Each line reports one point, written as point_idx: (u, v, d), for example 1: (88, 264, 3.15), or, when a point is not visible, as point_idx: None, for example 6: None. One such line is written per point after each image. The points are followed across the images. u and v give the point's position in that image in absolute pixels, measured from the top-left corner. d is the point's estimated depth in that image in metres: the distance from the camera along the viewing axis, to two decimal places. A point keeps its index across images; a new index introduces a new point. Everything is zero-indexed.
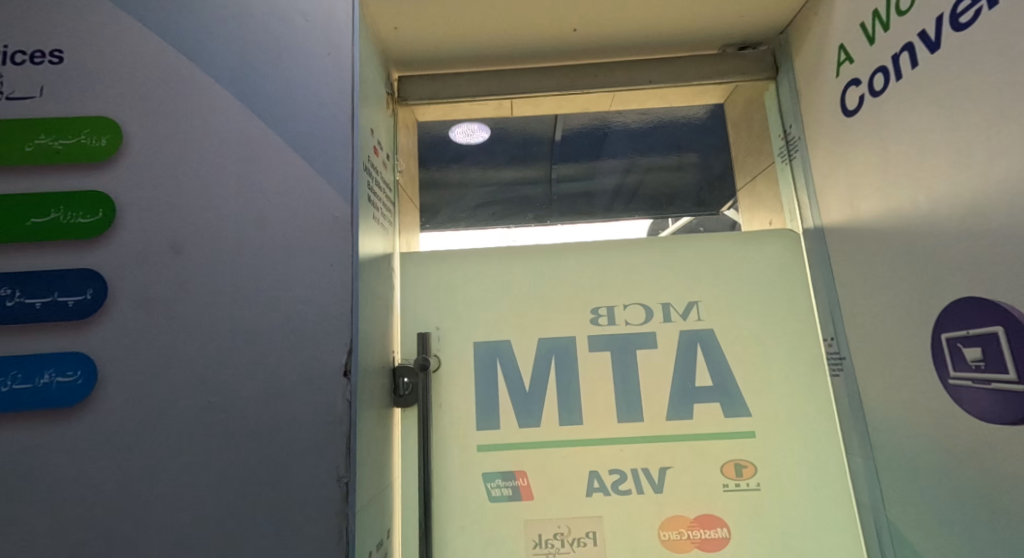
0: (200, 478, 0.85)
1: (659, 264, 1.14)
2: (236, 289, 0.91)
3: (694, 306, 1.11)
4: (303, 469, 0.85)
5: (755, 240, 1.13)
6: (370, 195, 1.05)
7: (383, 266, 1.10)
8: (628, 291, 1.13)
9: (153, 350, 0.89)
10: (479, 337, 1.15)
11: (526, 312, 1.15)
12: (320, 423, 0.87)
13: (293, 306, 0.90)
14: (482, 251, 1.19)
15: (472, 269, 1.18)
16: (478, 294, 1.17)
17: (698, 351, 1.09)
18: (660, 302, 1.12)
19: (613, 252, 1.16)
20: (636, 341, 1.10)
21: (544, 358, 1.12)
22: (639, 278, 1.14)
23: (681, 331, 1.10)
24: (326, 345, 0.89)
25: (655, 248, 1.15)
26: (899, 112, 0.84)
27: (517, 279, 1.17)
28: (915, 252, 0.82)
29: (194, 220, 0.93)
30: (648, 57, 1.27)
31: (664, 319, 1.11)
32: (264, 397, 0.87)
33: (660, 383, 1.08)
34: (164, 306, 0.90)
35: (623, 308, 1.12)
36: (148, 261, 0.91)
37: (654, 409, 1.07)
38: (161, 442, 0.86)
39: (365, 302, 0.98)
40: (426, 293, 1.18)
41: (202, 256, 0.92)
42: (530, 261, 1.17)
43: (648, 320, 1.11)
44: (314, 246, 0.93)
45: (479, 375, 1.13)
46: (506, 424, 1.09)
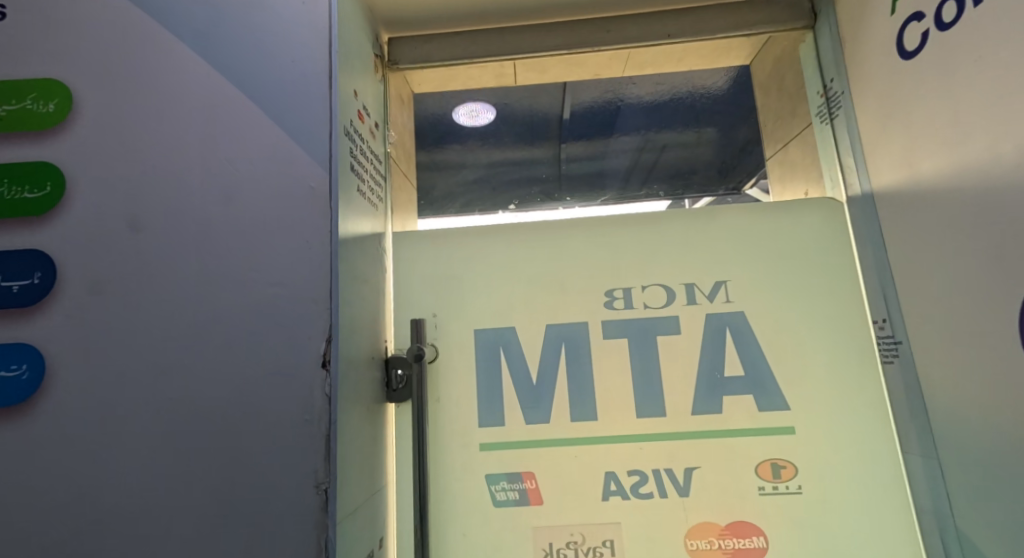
0: (161, 487, 0.74)
1: (682, 240, 1.01)
2: (198, 270, 0.79)
3: (721, 286, 0.98)
4: (277, 475, 0.74)
5: (791, 210, 0.99)
6: (355, 165, 0.93)
7: (372, 246, 0.99)
8: (647, 271, 1.01)
9: (108, 341, 0.78)
10: (482, 324, 1.03)
11: (533, 296, 1.03)
12: (295, 421, 0.75)
13: (265, 288, 0.79)
14: (485, 230, 1.07)
15: (472, 250, 1.07)
16: (480, 275, 1.06)
17: (727, 337, 0.96)
18: (683, 283, 0.99)
19: (630, 226, 1.03)
20: (656, 326, 0.98)
21: (552, 346, 1.00)
22: (659, 256, 1.01)
23: (707, 315, 0.97)
24: (301, 333, 0.78)
25: (677, 222, 1.02)
26: (977, 46, 0.70)
27: (521, 258, 1.05)
28: (997, 213, 0.69)
29: (150, 193, 0.81)
30: (665, 9, 1.14)
31: (688, 301, 0.98)
32: (233, 393, 0.76)
33: (684, 373, 0.95)
34: (121, 292, 0.79)
35: (642, 290, 1.00)
36: (102, 241, 0.80)
37: (677, 402, 0.95)
38: (116, 445, 0.75)
39: (350, 284, 0.86)
40: (420, 276, 1.07)
41: (160, 233, 0.81)
42: (536, 239, 1.05)
43: (670, 303, 0.98)
44: (287, 220, 0.81)
45: (481, 366, 1.01)
46: (512, 420, 0.98)
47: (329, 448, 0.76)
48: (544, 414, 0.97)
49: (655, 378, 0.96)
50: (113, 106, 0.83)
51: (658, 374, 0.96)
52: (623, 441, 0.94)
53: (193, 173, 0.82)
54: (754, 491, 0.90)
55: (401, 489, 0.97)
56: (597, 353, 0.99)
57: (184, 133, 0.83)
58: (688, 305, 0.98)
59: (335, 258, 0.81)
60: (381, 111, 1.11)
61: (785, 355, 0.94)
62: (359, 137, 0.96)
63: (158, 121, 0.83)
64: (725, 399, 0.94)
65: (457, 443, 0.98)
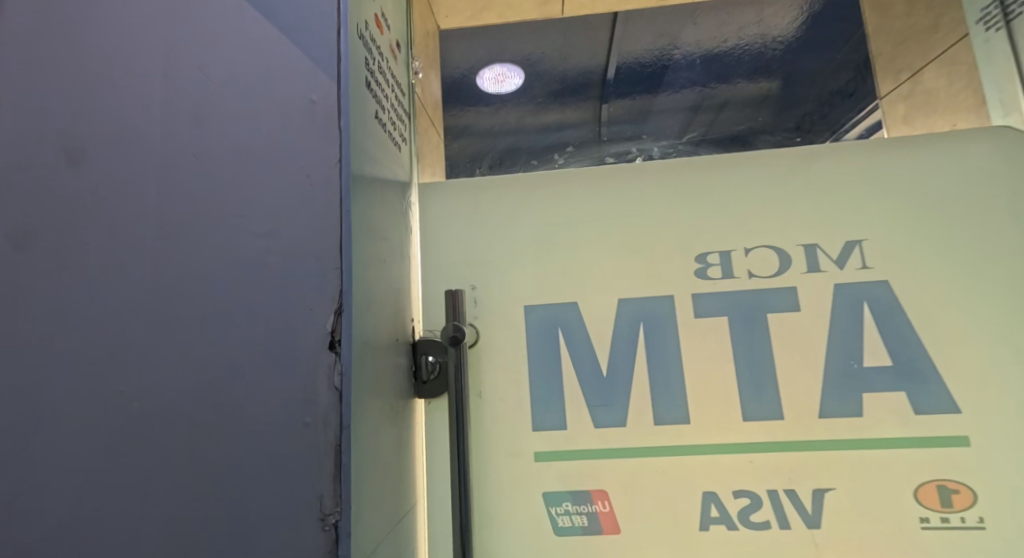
0: (109, 518, 0.53)
1: (798, 185, 0.77)
2: (159, 214, 0.57)
3: (856, 248, 0.74)
4: (269, 504, 0.52)
5: (952, 145, 0.75)
6: (371, 82, 0.70)
7: (395, 195, 0.76)
8: (750, 228, 0.77)
9: (40, 313, 0.56)
10: (532, 299, 0.81)
11: (599, 260, 0.80)
12: (292, 424, 0.53)
13: (252, 239, 0.57)
14: (535, 178, 0.85)
15: (518, 206, 0.85)
16: (528, 236, 0.83)
17: (865, 314, 0.72)
18: (801, 245, 0.75)
19: (726, 170, 0.79)
20: (767, 301, 0.75)
21: (627, 325, 0.78)
22: (763, 207, 0.77)
23: (835, 286, 0.73)
24: (302, 300, 0.55)
25: (790, 162, 0.77)
26: None
27: (583, 212, 0.82)
28: None
29: (97, 113, 0.59)
30: None
31: (809, 268, 0.74)
32: (208, 386, 0.54)
33: (808, 362, 0.72)
34: (57, 246, 0.57)
35: (745, 254, 0.76)
36: (35, 178, 0.59)
37: (797, 402, 0.72)
38: (47, 453, 0.54)
39: (367, 238, 0.64)
40: (454, 239, 0.85)
41: (106, 164, 0.58)
42: (601, 190, 0.82)
43: (784, 272, 0.75)
44: (279, 145, 0.58)
45: (534, 351, 0.79)
46: (577, 423, 0.76)
47: (339, 463, 0.52)
48: (619, 413, 0.75)
49: (764, 368, 0.73)
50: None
51: (769, 362, 0.73)
52: (722, 450, 0.72)
53: (151, 83, 0.60)
54: (914, 523, 0.67)
55: (435, 506, 0.77)
56: (687, 335, 0.76)
57: (142, 31, 0.60)
58: (807, 273, 0.74)
59: (346, 196, 0.58)
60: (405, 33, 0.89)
61: (944, 338, 0.71)
62: (376, 48, 0.73)
63: (108, 15, 0.61)
64: (859, 395, 0.71)
65: (504, 450, 0.76)
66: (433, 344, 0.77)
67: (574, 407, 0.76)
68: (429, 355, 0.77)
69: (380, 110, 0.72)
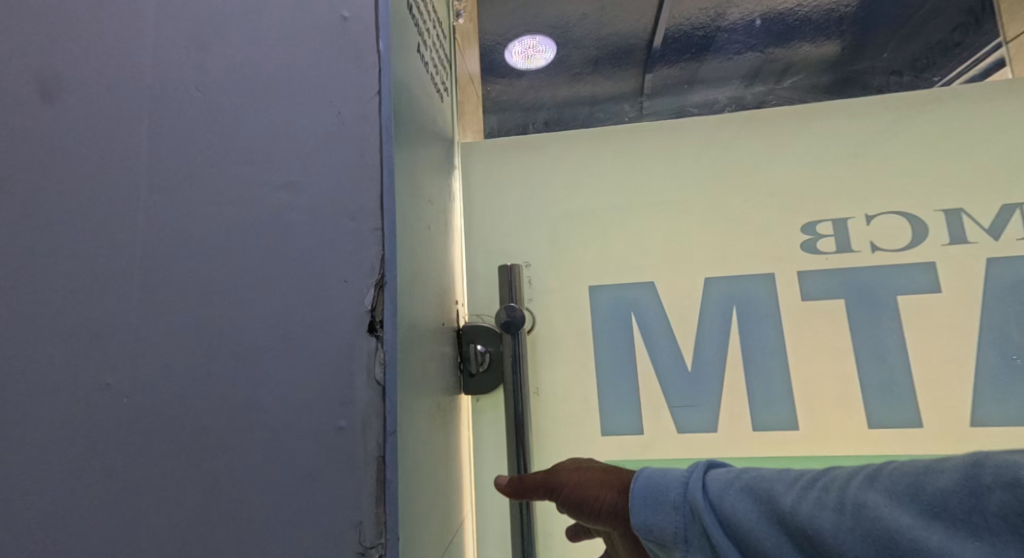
0: (93, 550, 0.41)
1: (941, 150, 0.77)
2: (154, 161, 0.45)
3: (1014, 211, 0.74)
4: (296, 535, 0.40)
5: None
6: (412, 7, 0.57)
7: (438, 152, 0.64)
8: (869, 200, 0.77)
9: (12, 286, 0.45)
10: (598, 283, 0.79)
11: (670, 245, 0.79)
12: (322, 428, 0.41)
13: (272, 192, 0.45)
14: (601, 158, 0.83)
15: (576, 181, 0.83)
16: (589, 218, 0.81)
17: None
18: (940, 211, 0.75)
19: (841, 138, 0.79)
20: (909, 274, 0.74)
21: (721, 308, 0.76)
22: (866, 184, 0.77)
23: (987, 258, 0.73)
24: (334, 268, 0.43)
25: (940, 129, 0.77)
26: None
27: (656, 196, 0.81)
28: None
29: (81, 36, 0.47)
30: None
31: (951, 239, 0.74)
32: (218, 378, 0.42)
33: (958, 342, 0.71)
34: (31, 202, 0.46)
35: (869, 223, 0.76)
36: (7, 119, 0.47)
37: (937, 400, 0.71)
38: (15, 462, 0.43)
39: (410, 197, 0.52)
40: (509, 219, 0.82)
41: (89, 101, 0.47)
42: (663, 166, 0.81)
43: (920, 243, 0.74)
44: (306, 74, 0.46)
45: (601, 333, 0.78)
46: (659, 416, 0.75)
47: (382, 481, 0.40)
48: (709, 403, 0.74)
49: (889, 344, 0.73)
50: None
51: (896, 338, 0.73)
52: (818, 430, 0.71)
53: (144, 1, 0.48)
54: None
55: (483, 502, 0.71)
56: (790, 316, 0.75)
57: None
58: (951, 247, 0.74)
59: (388, 138, 0.45)
60: None
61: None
62: None
63: None
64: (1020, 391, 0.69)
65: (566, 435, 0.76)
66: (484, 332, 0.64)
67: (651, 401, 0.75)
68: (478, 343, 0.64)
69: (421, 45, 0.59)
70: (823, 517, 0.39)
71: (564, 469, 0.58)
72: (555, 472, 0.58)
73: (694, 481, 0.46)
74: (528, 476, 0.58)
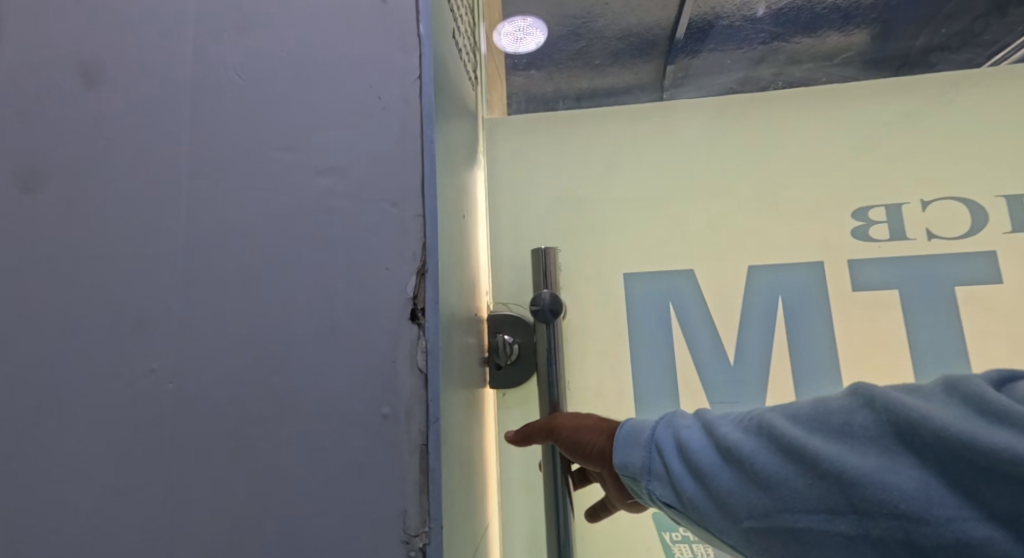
0: (140, 532, 0.41)
1: (997, 142, 0.85)
2: (196, 147, 0.45)
3: None
4: (341, 523, 0.39)
5: None
6: None
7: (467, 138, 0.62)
8: (923, 185, 0.84)
9: (56, 272, 0.45)
10: (632, 270, 0.86)
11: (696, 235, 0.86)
12: (362, 415, 0.40)
13: (314, 176, 0.44)
14: (628, 155, 0.90)
15: (608, 172, 0.89)
16: (619, 208, 0.88)
17: None
18: (1002, 196, 0.83)
19: (899, 134, 0.86)
20: (977, 261, 0.80)
21: (765, 292, 0.83)
22: (911, 177, 0.85)
23: None
24: (375, 254, 0.43)
25: (999, 126, 0.85)
26: None
27: (683, 189, 0.88)
28: None
29: (123, 23, 0.47)
30: None
31: (1013, 228, 0.81)
32: (262, 365, 0.42)
33: None
34: (76, 187, 0.46)
35: (925, 208, 0.83)
36: (50, 106, 0.47)
37: None
38: (61, 444, 0.43)
39: (448, 187, 0.51)
40: (540, 208, 0.88)
41: (132, 86, 0.47)
42: (694, 158, 0.89)
43: (982, 229, 0.82)
44: (344, 58, 0.46)
45: (639, 316, 0.84)
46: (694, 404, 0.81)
47: (427, 469, 0.40)
48: (756, 392, 0.80)
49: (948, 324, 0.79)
50: None
51: (953, 317, 0.79)
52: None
53: None
54: None
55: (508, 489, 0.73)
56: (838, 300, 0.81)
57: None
58: (1010, 232, 0.81)
59: (429, 122, 0.45)
60: None
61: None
62: None
63: None
64: None
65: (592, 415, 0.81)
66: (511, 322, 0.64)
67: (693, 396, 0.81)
68: (507, 334, 0.64)
69: (454, 31, 0.58)
70: (740, 438, 0.40)
71: (566, 414, 0.59)
72: (556, 416, 0.60)
73: (658, 422, 0.48)
74: (532, 423, 0.61)
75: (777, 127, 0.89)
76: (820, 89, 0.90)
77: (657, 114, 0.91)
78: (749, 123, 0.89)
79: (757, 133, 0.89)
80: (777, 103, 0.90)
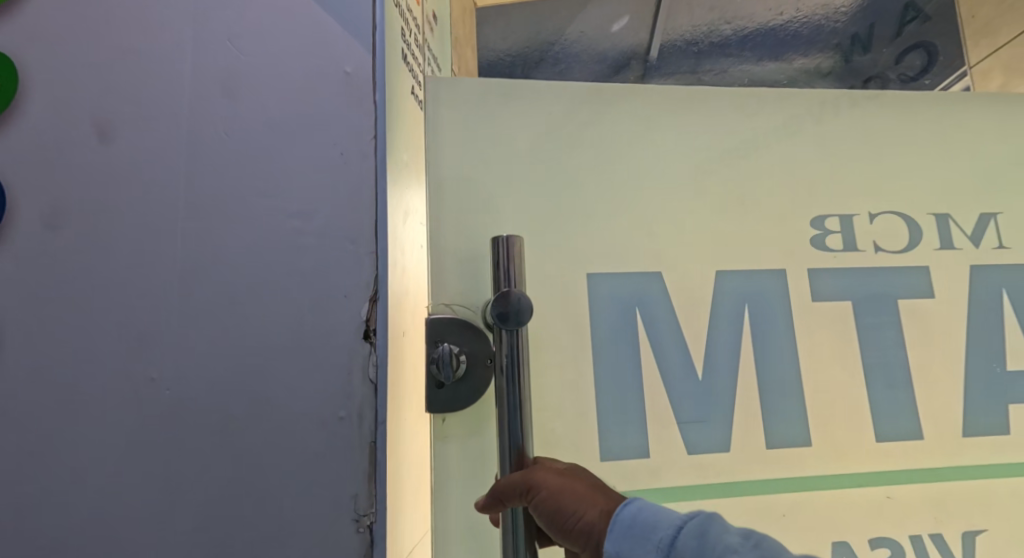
0: (138, 515, 0.49)
1: (927, 168, 0.96)
2: (191, 194, 0.54)
3: (990, 221, 0.96)
4: (307, 506, 0.49)
5: None
6: (406, 51, 0.66)
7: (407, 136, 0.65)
8: (869, 202, 0.94)
9: (73, 298, 0.53)
10: (595, 270, 0.85)
11: (657, 237, 0.87)
12: (324, 417, 0.50)
13: (284, 218, 0.53)
14: (587, 151, 0.87)
15: (569, 163, 0.86)
16: (580, 206, 0.86)
17: (1005, 297, 0.93)
18: (936, 217, 0.94)
19: (848, 159, 0.94)
20: (911, 277, 0.91)
21: (733, 296, 0.88)
22: (856, 197, 0.93)
23: (973, 264, 0.93)
24: (338, 285, 0.52)
25: (932, 154, 0.96)
26: None
27: (644, 191, 0.88)
28: None
29: (129, 86, 0.56)
30: None
31: (942, 246, 0.93)
32: (240, 375, 0.51)
33: (951, 335, 0.90)
34: (91, 227, 0.55)
35: (871, 222, 0.93)
36: (68, 157, 0.56)
37: (939, 410, 0.88)
38: (73, 443, 0.51)
39: (403, 224, 0.60)
40: (494, 200, 0.83)
41: (139, 143, 0.56)
42: (658, 158, 0.90)
43: (918, 245, 0.93)
44: (315, 120, 0.55)
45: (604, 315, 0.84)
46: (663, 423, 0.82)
47: (374, 461, 0.50)
48: (720, 407, 0.83)
49: (887, 331, 0.89)
50: None
51: (894, 326, 0.89)
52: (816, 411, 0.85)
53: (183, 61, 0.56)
54: None
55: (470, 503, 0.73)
56: (799, 309, 0.88)
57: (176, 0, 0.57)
58: (938, 249, 0.93)
59: (381, 174, 0.54)
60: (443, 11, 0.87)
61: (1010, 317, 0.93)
62: (412, 17, 0.69)
63: None
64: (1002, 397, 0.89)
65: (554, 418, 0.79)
66: (453, 330, 0.72)
67: (662, 414, 0.82)
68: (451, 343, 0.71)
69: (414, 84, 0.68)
70: None
71: (545, 472, 0.60)
72: (533, 473, 0.60)
73: (688, 530, 0.48)
74: (507, 478, 0.61)
75: (726, 140, 0.92)
76: (767, 106, 0.94)
77: (617, 112, 0.90)
78: (704, 132, 0.92)
79: (710, 144, 0.91)
80: (728, 117, 0.93)
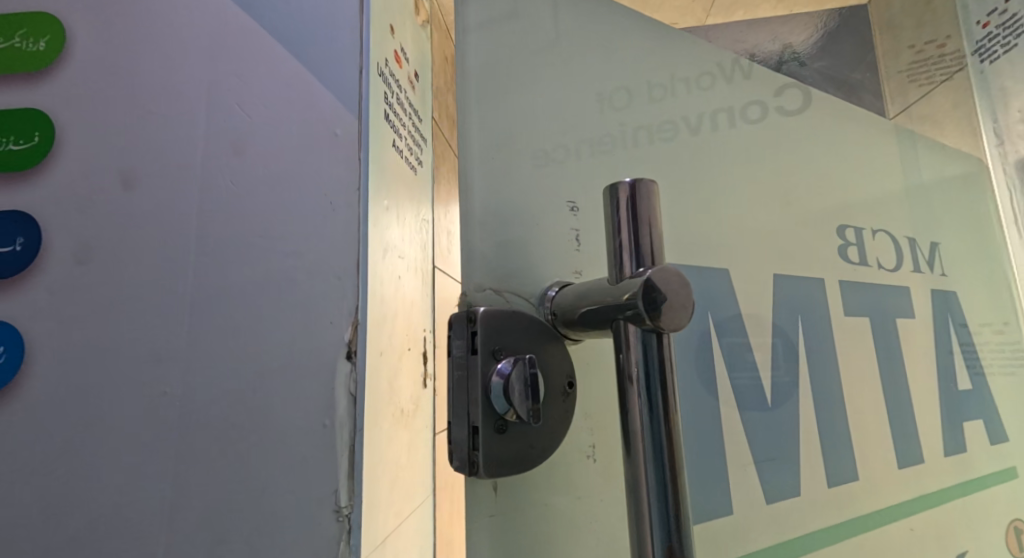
0: (151, 511, 0.57)
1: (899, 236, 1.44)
2: (200, 232, 0.62)
3: (936, 251, 1.53)
4: (306, 499, 0.58)
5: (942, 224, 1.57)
6: (389, 112, 0.77)
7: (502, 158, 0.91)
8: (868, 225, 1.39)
9: (96, 324, 0.61)
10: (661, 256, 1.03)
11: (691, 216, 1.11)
12: (313, 424, 0.59)
13: (283, 257, 0.63)
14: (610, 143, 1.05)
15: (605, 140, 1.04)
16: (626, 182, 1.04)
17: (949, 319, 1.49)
18: (909, 247, 1.45)
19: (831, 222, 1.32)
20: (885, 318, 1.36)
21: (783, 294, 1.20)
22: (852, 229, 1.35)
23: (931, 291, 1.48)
24: (326, 314, 0.62)
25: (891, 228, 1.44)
26: None
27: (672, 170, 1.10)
28: None
29: (146, 142, 0.64)
30: None
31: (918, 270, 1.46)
32: (243, 393, 0.59)
33: (918, 356, 1.39)
34: (111, 261, 0.62)
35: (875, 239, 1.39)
36: (88, 197, 0.63)
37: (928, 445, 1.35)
38: (99, 449, 0.59)
39: (383, 259, 0.70)
40: (570, 191, 0.98)
41: (162, 191, 0.63)
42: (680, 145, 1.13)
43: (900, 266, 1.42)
44: (310, 174, 0.65)
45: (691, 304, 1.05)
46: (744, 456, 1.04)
47: (353, 459, 0.60)
48: (787, 446, 1.10)
49: (891, 359, 1.34)
50: (109, 34, 0.66)
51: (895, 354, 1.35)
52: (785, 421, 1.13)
53: (192, 119, 0.65)
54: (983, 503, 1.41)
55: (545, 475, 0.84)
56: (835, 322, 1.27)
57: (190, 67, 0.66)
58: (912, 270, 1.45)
59: (364, 221, 0.65)
60: (424, 65, 0.98)
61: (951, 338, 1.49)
62: (395, 81, 0.81)
63: (162, 52, 0.66)
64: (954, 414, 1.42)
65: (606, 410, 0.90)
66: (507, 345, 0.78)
67: (741, 456, 1.03)
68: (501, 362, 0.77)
69: (395, 136, 0.79)
70: None
71: None
72: None
73: None
74: None
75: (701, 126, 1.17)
76: (718, 113, 1.20)
77: (633, 117, 1.08)
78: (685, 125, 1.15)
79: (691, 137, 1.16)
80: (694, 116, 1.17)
